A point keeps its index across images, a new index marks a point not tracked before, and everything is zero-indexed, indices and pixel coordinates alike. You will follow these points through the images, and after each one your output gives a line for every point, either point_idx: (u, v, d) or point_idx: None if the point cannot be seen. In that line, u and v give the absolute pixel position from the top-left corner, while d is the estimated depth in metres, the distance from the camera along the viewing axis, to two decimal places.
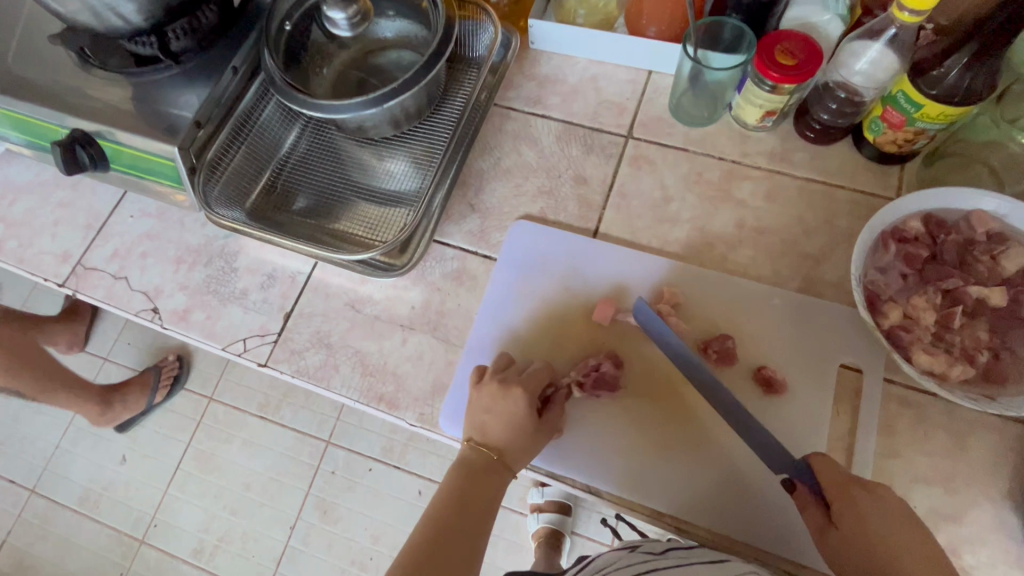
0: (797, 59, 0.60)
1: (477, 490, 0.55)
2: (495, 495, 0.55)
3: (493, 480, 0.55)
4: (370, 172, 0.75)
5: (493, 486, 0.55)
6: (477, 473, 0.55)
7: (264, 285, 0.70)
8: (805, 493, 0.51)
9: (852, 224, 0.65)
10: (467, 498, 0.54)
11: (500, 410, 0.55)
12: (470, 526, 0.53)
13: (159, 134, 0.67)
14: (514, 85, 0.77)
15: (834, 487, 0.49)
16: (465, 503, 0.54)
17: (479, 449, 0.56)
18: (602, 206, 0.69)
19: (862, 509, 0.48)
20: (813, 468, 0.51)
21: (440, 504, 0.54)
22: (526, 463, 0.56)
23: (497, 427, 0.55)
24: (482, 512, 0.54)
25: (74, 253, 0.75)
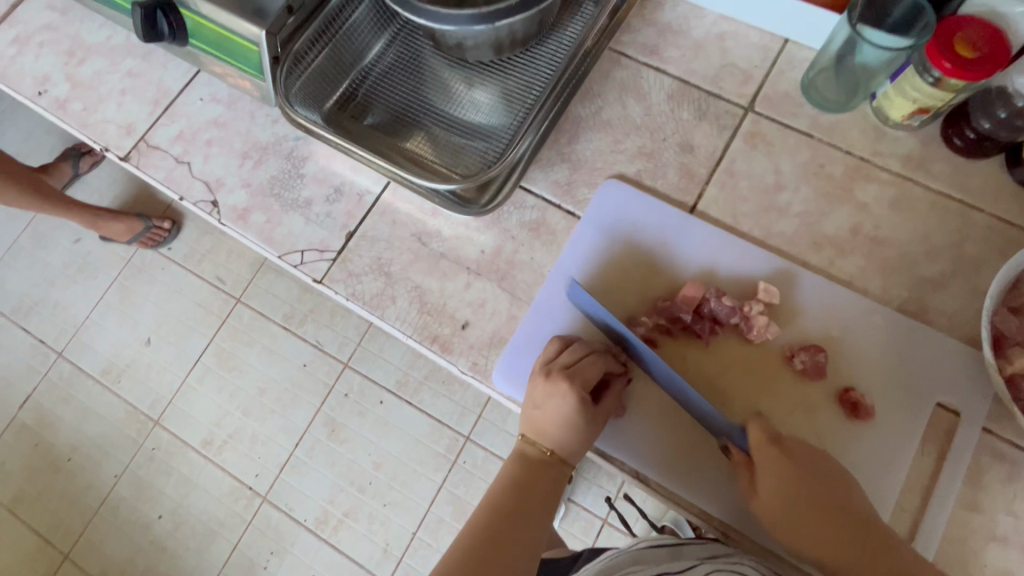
0: (977, 53, 0.52)
1: (536, 483, 0.53)
2: (553, 490, 0.53)
3: (552, 474, 0.53)
4: (456, 98, 0.69)
5: (554, 483, 0.53)
6: (535, 466, 0.53)
7: (331, 198, 0.66)
8: (736, 454, 0.52)
9: (983, 252, 0.58)
10: (526, 489, 0.52)
11: (549, 406, 0.53)
12: (528, 517, 0.51)
13: (245, 13, 0.61)
14: (631, 29, 0.69)
15: (764, 451, 0.49)
16: (526, 492, 0.52)
17: (534, 444, 0.54)
18: (705, 180, 0.63)
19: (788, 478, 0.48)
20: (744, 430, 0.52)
21: (498, 494, 0.52)
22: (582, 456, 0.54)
23: (550, 426, 0.53)
24: (542, 502, 0.52)
25: (138, 127, 0.72)
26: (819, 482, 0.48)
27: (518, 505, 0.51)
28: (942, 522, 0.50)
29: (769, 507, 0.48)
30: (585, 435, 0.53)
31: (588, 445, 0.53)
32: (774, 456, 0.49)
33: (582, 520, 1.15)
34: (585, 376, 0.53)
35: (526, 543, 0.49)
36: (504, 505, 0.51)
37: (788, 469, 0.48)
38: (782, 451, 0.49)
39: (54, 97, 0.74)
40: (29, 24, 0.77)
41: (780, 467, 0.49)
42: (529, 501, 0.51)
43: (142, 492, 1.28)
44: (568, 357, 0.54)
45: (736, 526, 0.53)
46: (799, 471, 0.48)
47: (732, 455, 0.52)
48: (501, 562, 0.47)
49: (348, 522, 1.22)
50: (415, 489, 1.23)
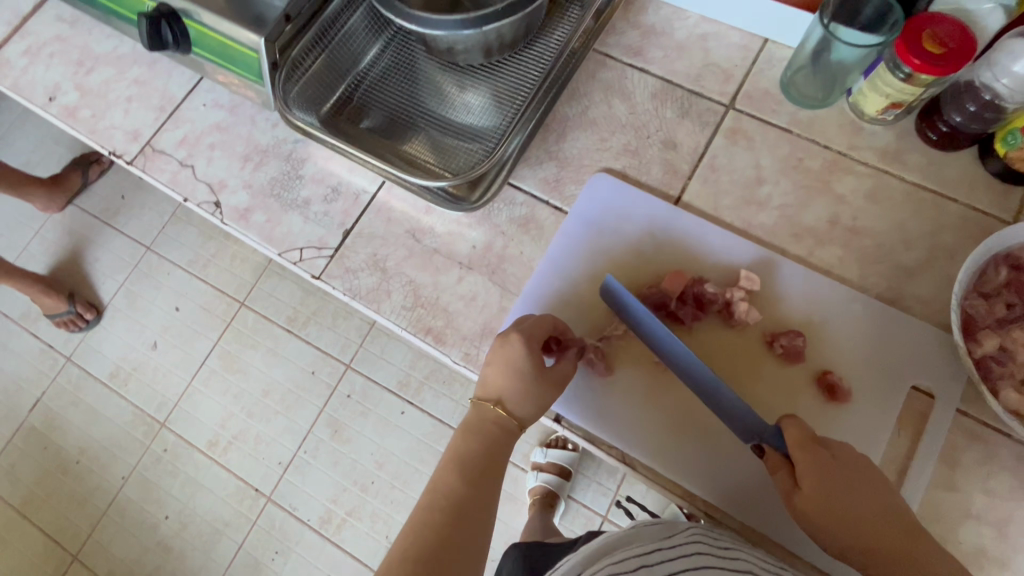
0: (945, 48, 0.54)
1: (485, 447, 0.53)
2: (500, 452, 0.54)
3: (498, 435, 0.54)
4: (449, 100, 0.72)
5: (502, 448, 0.54)
6: (480, 432, 0.54)
7: (328, 197, 0.69)
8: (774, 454, 0.50)
9: (958, 241, 0.60)
10: (471, 459, 0.52)
11: (498, 361, 0.54)
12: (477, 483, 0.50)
13: (246, 22, 0.64)
14: (616, 31, 0.72)
15: (800, 445, 0.48)
16: (470, 462, 0.52)
17: (482, 406, 0.55)
18: (688, 176, 0.65)
19: (832, 477, 0.46)
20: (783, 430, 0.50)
21: (445, 471, 0.51)
22: (533, 413, 0.55)
23: (497, 381, 0.54)
24: (490, 466, 0.52)
25: (144, 132, 0.75)
26: (860, 479, 0.46)
27: (472, 471, 0.51)
28: (918, 501, 0.52)
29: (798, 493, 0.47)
30: (532, 390, 0.54)
31: (537, 398, 0.54)
32: (815, 453, 0.47)
33: (582, 515, 1.17)
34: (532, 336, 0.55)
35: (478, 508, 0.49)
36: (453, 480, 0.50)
37: (825, 462, 0.47)
38: (819, 447, 0.48)
39: (64, 105, 0.77)
40: (40, 36, 0.80)
41: (816, 460, 0.47)
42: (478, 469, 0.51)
43: (149, 493, 1.30)
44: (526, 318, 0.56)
45: (721, 507, 0.55)
46: (835, 465, 0.47)
47: (768, 456, 0.50)
48: (457, 534, 0.46)
49: (351, 520, 1.24)
50: (415, 486, 1.25)
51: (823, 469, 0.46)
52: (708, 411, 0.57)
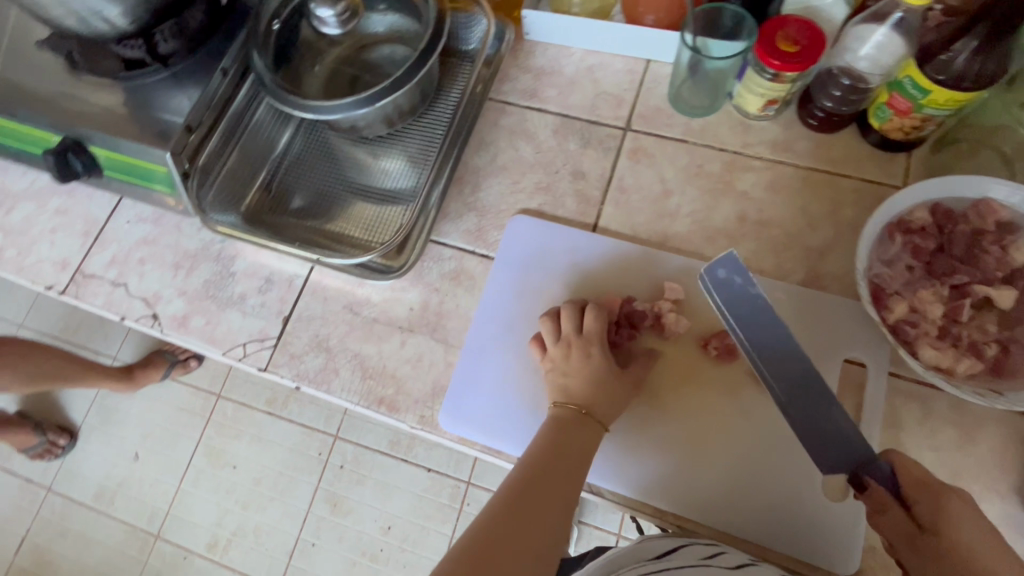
0: (799, 46, 0.58)
1: (567, 447, 0.52)
2: (586, 451, 0.53)
3: (583, 435, 0.53)
4: (365, 171, 0.74)
5: (586, 442, 0.53)
6: (564, 431, 0.53)
7: (263, 288, 0.70)
8: (878, 490, 0.48)
9: (858, 214, 0.63)
10: (557, 459, 0.51)
11: (578, 370, 0.56)
12: (554, 486, 0.49)
13: (151, 140, 0.65)
14: (509, 79, 0.75)
15: (913, 485, 0.48)
16: (553, 463, 0.51)
17: (563, 407, 0.55)
18: (601, 201, 0.68)
19: (953, 517, 0.46)
20: (893, 468, 0.49)
21: (526, 465, 0.50)
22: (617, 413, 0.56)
23: (578, 385, 0.55)
24: (576, 469, 0.51)
25: (72, 260, 0.75)
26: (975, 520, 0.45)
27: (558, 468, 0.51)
28: None
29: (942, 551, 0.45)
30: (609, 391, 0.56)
31: (619, 402, 0.56)
32: (941, 500, 0.46)
33: (595, 538, 1.16)
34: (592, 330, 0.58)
35: (548, 515, 0.48)
36: (534, 476, 0.49)
37: (942, 500, 0.46)
38: (943, 493, 0.47)
39: None
40: None
41: (939, 509, 0.46)
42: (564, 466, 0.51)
43: None
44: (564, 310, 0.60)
45: (692, 518, 0.56)
46: (956, 505, 0.46)
47: (873, 492, 0.49)
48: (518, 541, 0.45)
49: None
50: (425, 545, 1.22)
51: (940, 509, 0.46)
52: (662, 425, 0.58)
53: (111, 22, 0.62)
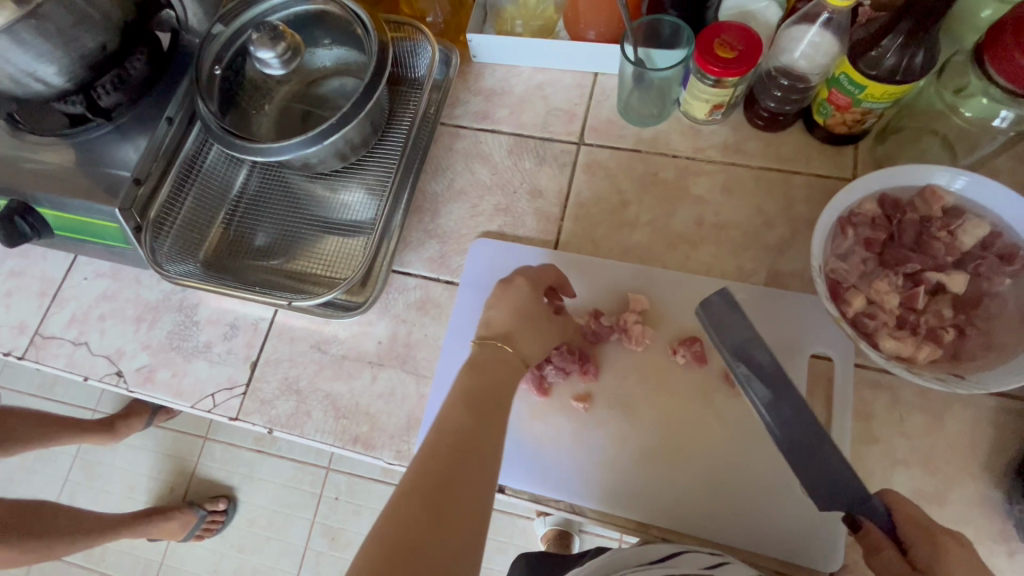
0: (737, 51, 0.59)
1: (490, 383, 0.49)
2: (508, 387, 0.50)
3: (505, 371, 0.51)
4: (323, 206, 0.73)
5: (507, 380, 0.51)
6: (486, 367, 0.50)
7: (228, 335, 0.69)
8: (874, 532, 0.45)
9: (811, 209, 0.64)
10: (480, 394, 0.48)
11: (506, 300, 0.55)
12: (487, 424, 0.46)
13: (100, 195, 0.64)
14: (460, 102, 0.76)
15: (906, 524, 0.44)
16: (476, 399, 0.47)
17: (485, 344, 0.52)
18: (560, 217, 0.68)
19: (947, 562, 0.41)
20: (889, 507, 0.46)
21: (451, 407, 0.47)
22: (534, 350, 0.54)
23: (503, 316, 0.54)
24: (499, 402, 0.48)
25: (30, 323, 0.73)
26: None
27: (472, 420, 0.46)
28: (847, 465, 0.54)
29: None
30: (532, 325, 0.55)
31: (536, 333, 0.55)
32: (936, 547, 0.42)
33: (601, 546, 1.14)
34: (518, 339, 0.53)
35: (498, 416, 0.47)
36: (458, 415, 0.46)
37: (943, 552, 0.42)
38: (938, 534, 0.43)
39: None
40: None
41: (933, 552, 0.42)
42: (482, 414, 0.47)
43: None
44: (490, 313, 0.55)
45: (676, 529, 0.56)
46: (959, 559, 0.41)
47: (869, 533, 0.45)
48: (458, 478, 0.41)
49: None
50: None
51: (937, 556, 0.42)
52: (638, 438, 0.58)
53: (46, 81, 0.60)
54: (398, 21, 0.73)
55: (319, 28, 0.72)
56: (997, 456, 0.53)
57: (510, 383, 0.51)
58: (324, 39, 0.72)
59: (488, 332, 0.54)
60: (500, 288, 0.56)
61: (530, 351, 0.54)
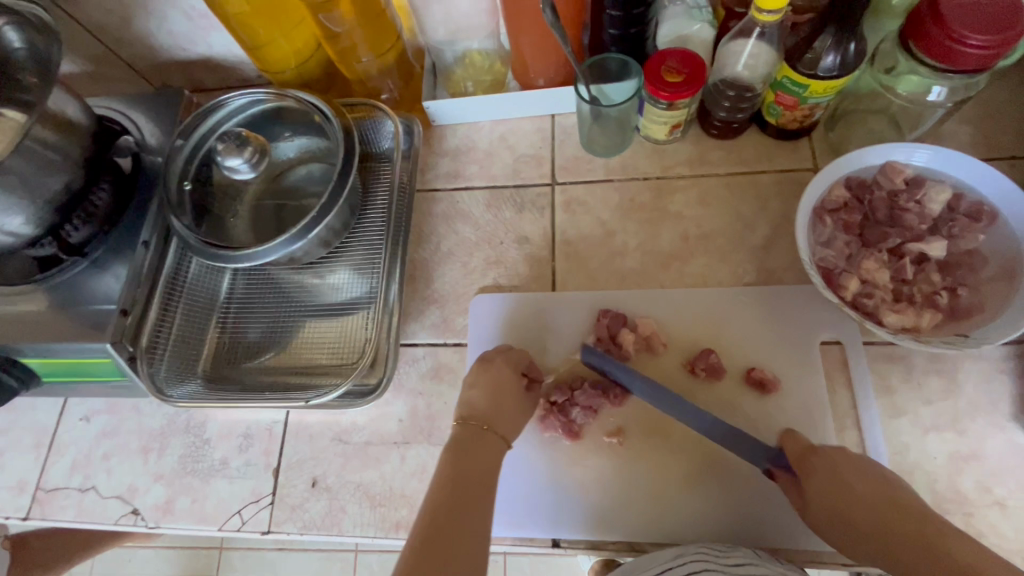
0: (682, 75, 0.62)
1: (476, 463, 0.53)
2: (493, 465, 0.54)
3: (491, 450, 0.55)
4: (314, 292, 0.71)
5: (490, 457, 0.54)
6: (469, 446, 0.55)
7: (243, 446, 0.67)
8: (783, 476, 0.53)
9: (785, 203, 0.67)
10: (466, 474, 0.52)
11: (483, 381, 0.59)
12: (475, 498, 0.50)
13: (87, 333, 0.63)
14: (430, 166, 0.77)
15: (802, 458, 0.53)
16: (462, 477, 0.51)
17: (468, 424, 0.57)
18: (551, 259, 0.69)
19: (840, 473, 0.50)
20: (785, 450, 0.54)
21: (437, 485, 0.51)
22: (513, 428, 0.58)
23: (482, 398, 0.58)
24: (485, 480, 0.52)
25: (30, 479, 0.69)
26: (862, 475, 0.49)
27: (453, 502, 0.49)
28: (883, 442, 0.56)
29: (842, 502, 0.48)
30: (512, 405, 0.58)
31: (517, 411, 0.59)
32: (807, 469, 0.51)
33: None
34: (497, 418, 0.57)
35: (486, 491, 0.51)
36: (442, 493, 0.50)
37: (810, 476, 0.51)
38: (811, 459, 0.52)
39: None
40: None
41: (831, 471, 0.50)
42: (462, 493, 0.50)
43: None
44: (472, 393, 0.59)
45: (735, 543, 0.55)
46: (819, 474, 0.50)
47: (779, 480, 0.53)
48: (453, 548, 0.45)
49: None
50: None
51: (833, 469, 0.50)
52: (677, 460, 0.58)
53: (13, 232, 0.60)
54: (356, 103, 0.75)
55: (279, 123, 0.72)
56: (1017, 401, 0.55)
57: (494, 462, 0.54)
58: (285, 132, 0.72)
59: (471, 412, 0.58)
60: (482, 367, 0.60)
61: (509, 429, 0.58)
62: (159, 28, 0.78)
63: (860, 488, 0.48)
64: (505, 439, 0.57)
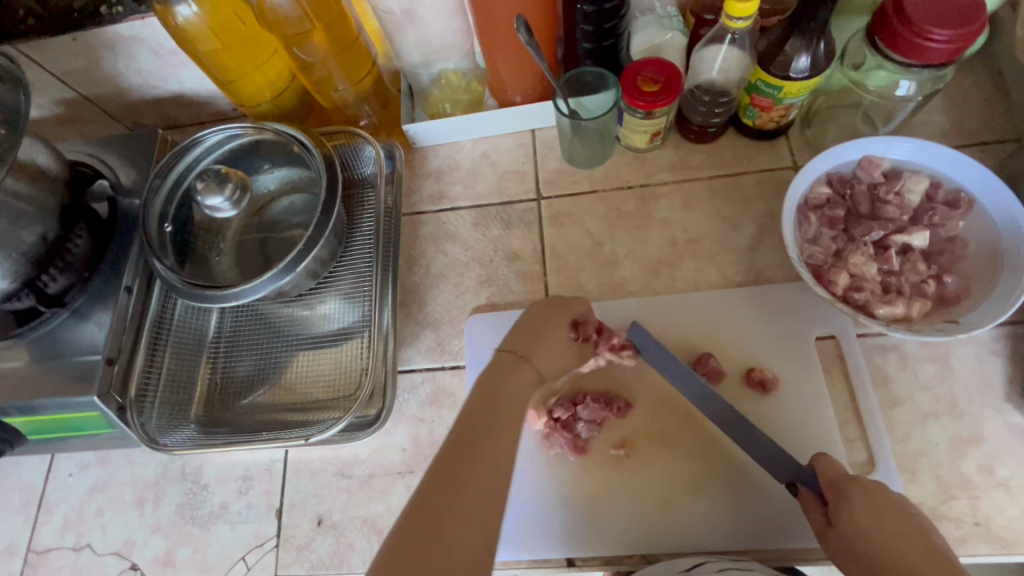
0: (659, 84, 0.62)
1: (511, 385, 0.54)
2: (523, 387, 0.54)
3: (523, 374, 0.55)
4: (305, 325, 0.70)
5: (524, 383, 0.55)
6: (505, 371, 0.55)
7: (243, 489, 0.65)
8: (808, 495, 0.52)
9: (769, 202, 0.68)
10: (499, 394, 0.52)
11: (530, 319, 0.61)
12: (509, 417, 0.50)
13: (72, 387, 0.61)
14: (414, 189, 0.77)
15: (833, 484, 0.51)
16: (496, 396, 0.52)
17: (506, 353, 0.57)
18: (543, 274, 0.69)
19: (870, 503, 0.48)
20: (817, 471, 0.52)
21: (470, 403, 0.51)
22: (546, 363, 0.58)
23: (522, 335, 0.59)
24: (518, 403, 0.52)
25: (20, 542, 0.67)
26: (896, 513, 0.47)
27: (487, 418, 0.49)
28: (885, 433, 0.56)
29: (872, 532, 0.46)
30: (549, 341, 0.59)
31: (552, 346, 0.59)
32: (842, 496, 0.49)
33: None
34: (535, 350, 0.58)
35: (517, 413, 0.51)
36: (475, 410, 0.50)
37: (847, 502, 0.49)
38: (847, 486, 0.50)
39: None
40: None
41: (863, 500, 0.48)
42: (494, 416, 0.49)
43: None
44: (516, 330, 0.60)
45: (751, 548, 0.55)
46: (858, 503, 0.48)
47: (800, 496, 0.52)
48: (484, 455, 0.45)
49: None
50: None
51: (865, 497, 0.48)
52: (685, 467, 0.58)
53: None
54: (334, 131, 0.74)
55: (257, 156, 0.71)
56: (1009, 382, 0.56)
57: (527, 391, 0.54)
58: (265, 164, 0.71)
59: (511, 342, 0.59)
60: (534, 308, 0.62)
61: (545, 366, 0.58)
62: (127, 68, 0.77)
63: (892, 522, 0.47)
64: (538, 370, 0.57)
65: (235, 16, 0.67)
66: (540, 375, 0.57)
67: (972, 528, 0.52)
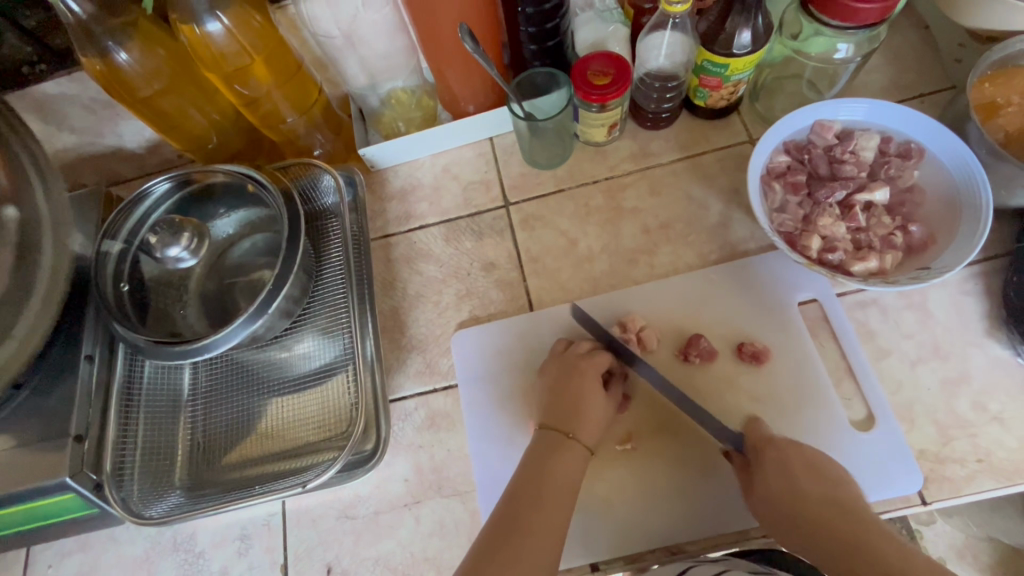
0: (609, 77, 0.63)
1: (556, 470, 0.51)
2: (569, 471, 0.51)
3: (569, 455, 0.52)
4: (285, 367, 0.66)
5: (574, 467, 0.51)
6: (549, 452, 0.52)
7: (242, 551, 0.61)
8: (738, 458, 0.54)
9: (732, 177, 0.69)
10: (537, 483, 0.50)
11: (564, 379, 0.56)
12: (544, 518, 0.48)
13: (42, 471, 0.57)
14: (379, 212, 0.75)
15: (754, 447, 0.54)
16: (537, 484, 0.50)
17: (548, 429, 0.54)
18: (522, 279, 0.68)
19: (788, 463, 0.51)
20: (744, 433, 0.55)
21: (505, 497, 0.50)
22: (594, 434, 0.54)
23: (563, 405, 0.55)
24: (566, 493, 0.50)
25: None
26: (808, 471, 0.50)
27: (529, 516, 0.48)
28: (878, 386, 0.57)
29: (792, 494, 0.49)
30: (591, 410, 0.54)
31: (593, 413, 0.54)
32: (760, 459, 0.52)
33: None
34: (581, 425, 0.53)
35: (553, 505, 0.49)
36: (510, 502, 0.49)
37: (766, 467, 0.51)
38: (766, 449, 0.52)
39: None
40: None
41: (781, 461, 0.51)
42: (525, 504, 0.49)
43: None
44: (551, 397, 0.56)
45: None
46: (772, 464, 0.51)
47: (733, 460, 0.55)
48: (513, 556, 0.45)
49: None
50: None
51: (784, 459, 0.51)
52: (692, 452, 0.58)
53: None
54: (289, 165, 0.72)
55: (211, 201, 0.69)
56: (985, 318, 0.58)
57: (575, 473, 0.51)
58: (220, 208, 0.68)
59: (549, 418, 0.55)
60: (569, 367, 0.57)
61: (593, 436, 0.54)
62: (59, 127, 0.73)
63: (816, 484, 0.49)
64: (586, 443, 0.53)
65: (168, 61, 0.64)
66: (586, 446, 0.53)
67: (976, 466, 0.53)
